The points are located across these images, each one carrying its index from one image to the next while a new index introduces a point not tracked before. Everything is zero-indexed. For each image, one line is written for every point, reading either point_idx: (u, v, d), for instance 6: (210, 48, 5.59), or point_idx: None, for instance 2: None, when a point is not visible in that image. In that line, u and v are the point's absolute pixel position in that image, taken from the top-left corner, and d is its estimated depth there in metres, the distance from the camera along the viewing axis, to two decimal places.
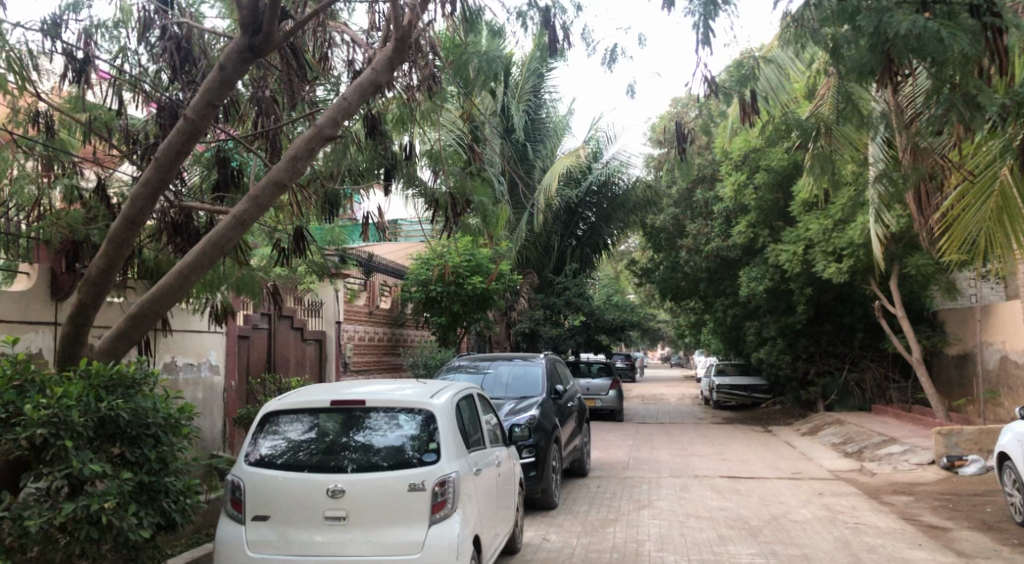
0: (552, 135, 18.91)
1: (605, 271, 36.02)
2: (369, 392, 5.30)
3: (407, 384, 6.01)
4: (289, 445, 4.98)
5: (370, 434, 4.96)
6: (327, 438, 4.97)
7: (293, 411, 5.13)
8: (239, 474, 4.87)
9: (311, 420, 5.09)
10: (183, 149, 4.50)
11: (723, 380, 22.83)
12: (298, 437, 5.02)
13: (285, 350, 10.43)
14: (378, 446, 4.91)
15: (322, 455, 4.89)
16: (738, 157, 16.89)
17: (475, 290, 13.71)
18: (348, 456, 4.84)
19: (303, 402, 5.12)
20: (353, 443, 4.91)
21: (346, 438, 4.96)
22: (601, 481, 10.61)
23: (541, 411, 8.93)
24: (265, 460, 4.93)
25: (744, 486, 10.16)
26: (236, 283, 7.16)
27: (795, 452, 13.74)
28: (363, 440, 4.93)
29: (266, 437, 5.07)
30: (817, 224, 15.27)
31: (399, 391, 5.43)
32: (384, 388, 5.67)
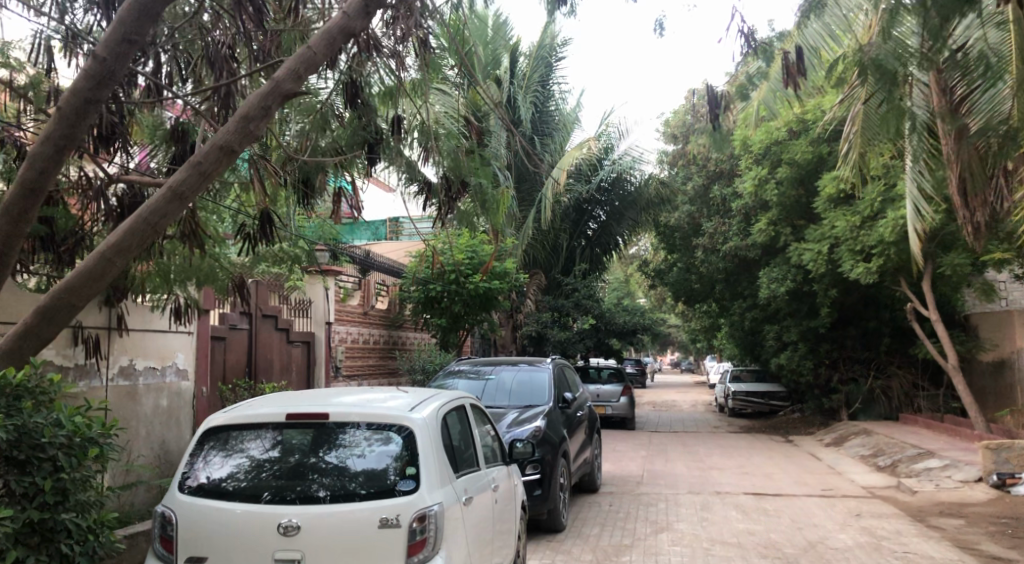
0: (560, 128, 18.01)
1: (615, 274, 35.10)
2: (344, 403, 4.38)
3: (389, 393, 5.09)
4: (243, 468, 4.07)
5: (343, 454, 4.05)
6: (291, 459, 4.07)
7: (251, 426, 4.23)
8: (179, 505, 3.96)
9: (274, 436, 4.18)
10: (93, 97, 4.00)
11: (738, 387, 21.82)
12: (255, 458, 4.11)
13: (268, 353, 9.56)
14: (353, 469, 4.00)
15: (283, 480, 3.99)
16: (758, 149, 15.95)
17: (478, 289, 12.80)
18: (316, 482, 3.94)
19: (261, 415, 4.20)
20: (323, 466, 4.01)
21: (314, 459, 4.05)
22: (614, 498, 9.65)
23: (547, 422, 8.01)
24: (213, 487, 4.03)
25: (772, 506, 9.19)
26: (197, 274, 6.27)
27: (821, 466, 12.74)
28: (336, 462, 4.02)
29: (215, 458, 4.16)
30: (843, 221, 14.32)
31: (381, 401, 4.51)
32: (362, 398, 4.75)
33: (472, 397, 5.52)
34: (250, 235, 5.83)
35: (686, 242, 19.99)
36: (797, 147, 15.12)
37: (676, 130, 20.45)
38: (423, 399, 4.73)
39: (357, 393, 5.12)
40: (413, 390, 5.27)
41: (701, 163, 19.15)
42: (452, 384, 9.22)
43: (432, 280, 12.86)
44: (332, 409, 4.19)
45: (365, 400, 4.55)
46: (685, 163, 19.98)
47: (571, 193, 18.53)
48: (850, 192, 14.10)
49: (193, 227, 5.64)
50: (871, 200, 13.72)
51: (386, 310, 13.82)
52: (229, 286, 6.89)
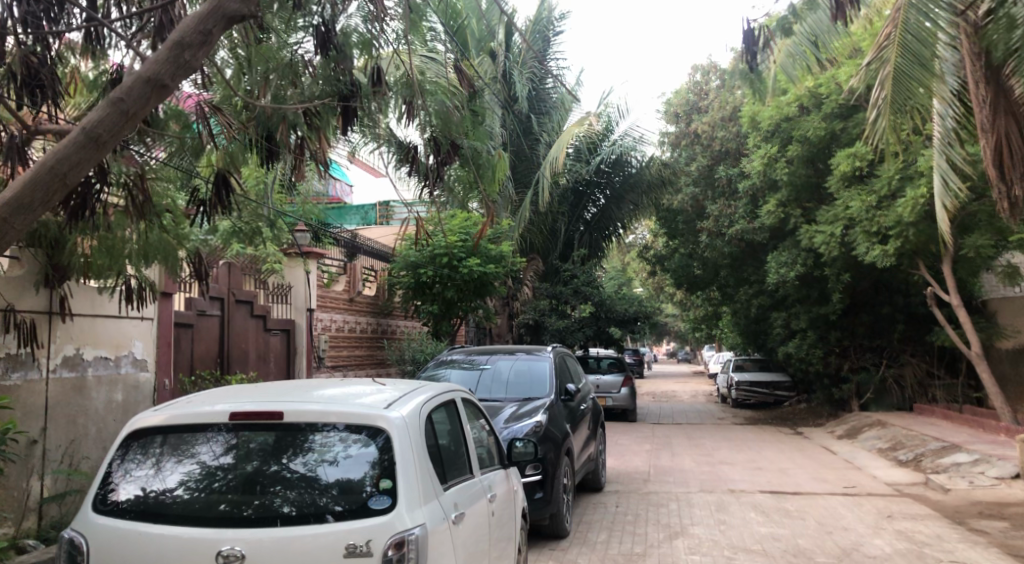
0: (558, 108, 17.24)
1: (612, 263, 34.34)
2: (312, 399, 3.55)
3: (363, 387, 4.26)
4: (186, 478, 3.25)
5: (312, 461, 3.24)
6: (247, 467, 3.25)
7: (194, 426, 3.38)
8: (105, 526, 3.15)
9: (224, 440, 3.35)
10: None
11: (742, 377, 21.10)
12: (201, 466, 3.28)
13: (242, 342, 8.79)
14: (325, 481, 3.19)
15: (238, 493, 3.18)
16: (767, 127, 15.17)
17: (472, 274, 12.00)
18: (278, 496, 3.15)
19: (207, 414, 3.35)
20: (287, 476, 3.20)
21: (275, 466, 3.24)
22: (621, 498, 8.89)
23: (550, 417, 7.23)
24: (148, 502, 3.22)
25: (793, 506, 8.46)
26: (143, 247, 5.39)
27: (838, 460, 12.01)
28: (302, 471, 3.21)
29: (150, 466, 3.33)
30: (858, 201, 13.53)
31: (355, 397, 3.68)
32: (332, 392, 3.92)
33: (463, 390, 4.71)
34: (205, 203, 5.00)
35: (689, 226, 19.22)
36: (808, 123, 14.37)
37: (679, 109, 19.57)
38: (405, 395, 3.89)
39: (326, 385, 4.28)
40: (391, 383, 4.44)
41: (705, 143, 18.32)
42: (444, 374, 8.41)
43: (423, 263, 12.07)
44: (296, 406, 3.35)
45: (335, 396, 3.72)
46: (688, 143, 19.14)
47: (570, 175, 17.74)
48: (866, 169, 13.35)
49: (135, 193, 4.83)
50: (888, 179, 12.98)
51: (374, 297, 13.00)
52: (188, 264, 6.06)
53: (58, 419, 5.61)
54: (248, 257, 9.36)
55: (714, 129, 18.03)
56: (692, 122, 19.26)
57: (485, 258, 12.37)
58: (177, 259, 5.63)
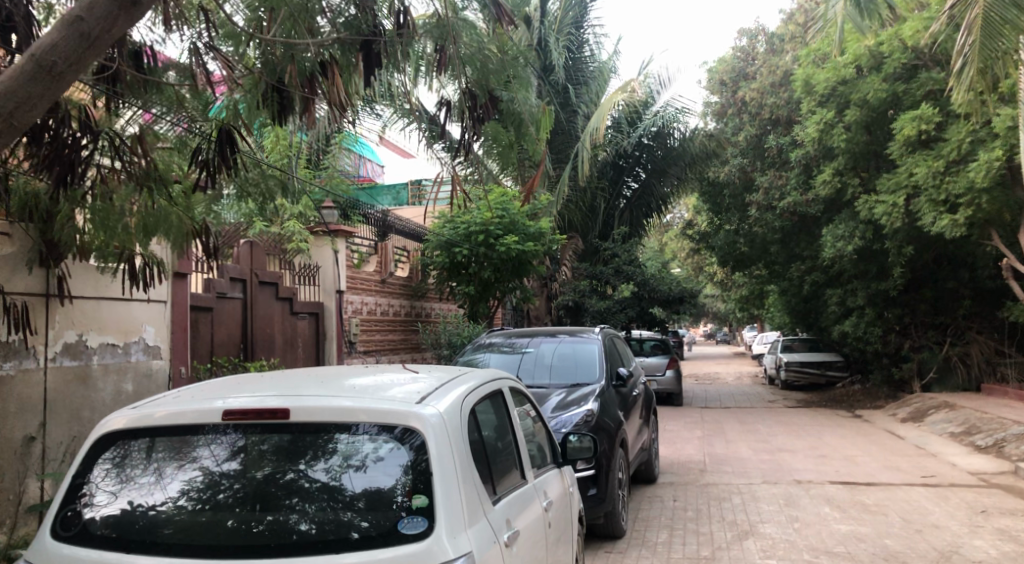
0: (597, 77, 16.40)
1: (652, 242, 33.31)
2: (329, 392, 2.86)
3: (390, 375, 3.56)
4: (184, 488, 2.62)
5: (336, 467, 2.59)
6: (254, 474, 2.60)
7: (188, 424, 2.69)
8: (84, 550, 2.51)
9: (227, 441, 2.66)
10: None
11: (793, 357, 20.09)
12: (197, 473, 2.63)
13: (266, 326, 8.30)
14: (350, 492, 2.55)
15: (246, 507, 2.55)
16: (822, 91, 14.02)
17: (510, 252, 11.29)
18: (295, 511, 2.51)
19: (205, 409, 2.68)
20: (304, 486, 2.56)
21: (290, 474, 2.58)
22: (678, 491, 8.16)
23: (601, 405, 6.60)
24: (136, 520, 2.59)
25: (870, 498, 7.60)
26: (141, 219, 4.75)
27: (909, 445, 11.02)
28: (322, 480, 2.57)
29: (135, 474, 2.67)
30: (924, 166, 12.30)
31: (382, 388, 2.99)
32: (355, 381, 3.23)
33: (509, 377, 4.00)
34: (206, 165, 4.39)
35: (736, 201, 18.18)
36: (868, 85, 13.23)
37: (725, 76, 18.38)
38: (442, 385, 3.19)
39: (345, 374, 3.59)
40: (424, 370, 3.75)
41: (754, 110, 17.12)
42: (483, 359, 7.75)
43: (457, 241, 11.41)
44: (310, 402, 2.66)
45: (358, 387, 3.03)
46: (735, 112, 17.97)
47: (610, 148, 16.86)
48: (934, 131, 12.22)
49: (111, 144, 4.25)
50: (958, 141, 11.85)
51: (407, 279, 12.36)
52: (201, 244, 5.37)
53: (60, 412, 5.13)
54: (272, 237, 8.79)
55: (761, 95, 16.86)
56: (738, 89, 18.11)
57: (523, 235, 11.65)
58: (183, 232, 5.04)
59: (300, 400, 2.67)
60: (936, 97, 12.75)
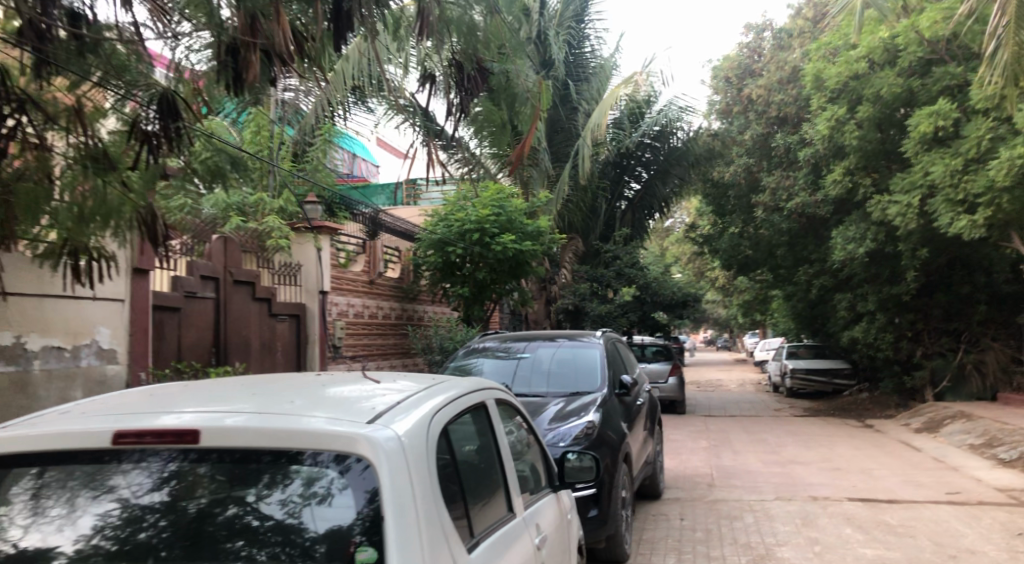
0: (598, 74, 15.88)
1: (654, 248, 32.77)
2: (276, 408, 2.27)
3: (349, 386, 2.97)
4: (100, 524, 2.04)
5: (293, 501, 2.01)
6: (188, 509, 2.03)
7: (104, 444, 2.08)
8: None
9: (155, 466, 2.06)
10: None
11: (799, 364, 19.47)
12: (113, 506, 2.05)
13: (242, 328, 7.74)
14: (312, 534, 1.99)
15: (177, 551, 1.97)
16: (833, 86, 13.43)
17: (506, 251, 10.71)
18: (240, 559, 1.95)
19: (128, 428, 2.09)
20: (253, 525, 2.00)
21: (232, 510, 2.02)
22: (685, 508, 7.56)
23: (604, 416, 6.03)
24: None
25: (894, 518, 6.96)
26: (76, 206, 4.40)
27: (927, 457, 10.36)
28: (275, 517, 2.01)
29: (40, 509, 2.08)
30: (940, 165, 11.69)
31: (339, 404, 2.40)
32: (308, 394, 2.64)
33: (495, 386, 3.41)
34: (150, 138, 3.95)
35: (741, 202, 17.62)
36: (881, 80, 12.65)
37: (731, 73, 17.81)
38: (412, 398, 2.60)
39: (297, 386, 3.00)
40: (392, 379, 3.17)
41: (761, 108, 16.58)
42: (475, 365, 7.16)
43: (451, 240, 10.84)
44: (253, 420, 2.08)
45: (311, 402, 2.45)
46: (741, 110, 17.39)
47: (611, 147, 16.32)
48: (950, 127, 11.64)
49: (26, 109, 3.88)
50: (977, 138, 11.25)
51: (397, 280, 11.77)
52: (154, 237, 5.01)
53: None
54: (249, 233, 8.20)
55: (768, 92, 16.32)
56: (744, 87, 17.51)
57: (521, 234, 11.10)
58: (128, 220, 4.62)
59: (240, 418, 2.09)
60: (953, 93, 12.19)
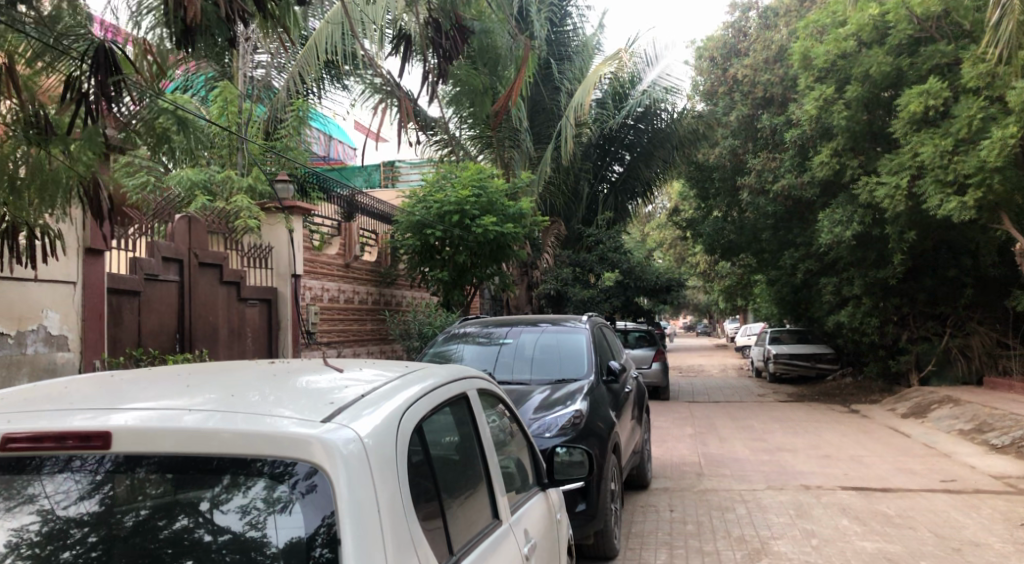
0: (581, 52, 15.51)
1: (636, 234, 32.59)
2: (230, 403, 1.89)
3: (306, 375, 2.57)
4: (16, 541, 1.66)
5: (252, 511, 1.63)
6: (125, 521, 1.64)
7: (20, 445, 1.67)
8: None
9: (83, 470, 1.67)
10: None
11: (782, 349, 19.34)
12: (32, 520, 1.67)
13: (207, 313, 7.29)
14: (274, 550, 1.61)
15: None
16: (821, 65, 13.20)
17: (487, 234, 10.35)
18: None
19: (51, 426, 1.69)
20: (205, 540, 1.62)
21: (182, 521, 1.63)
22: (673, 499, 7.28)
23: (591, 405, 5.70)
24: None
25: (891, 508, 6.73)
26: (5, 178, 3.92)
27: (917, 442, 10.21)
28: (232, 531, 1.63)
29: None
30: (929, 145, 11.50)
31: (295, 400, 2.01)
32: (260, 387, 2.24)
33: (474, 373, 3.03)
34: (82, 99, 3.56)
35: (726, 185, 17.38)
36: (870, 59, 12.41)
37: (715, 52, 17.53)
38: (376, 391, 2.20)
39: (251, 374, 2.60)
40: (359, 367, 2.78)
41: (747, 88, 16.29)
42: (455, 351, 6.79)
43: (430, 222, 10.44)
44: (201, 418, 1.69)
45: (264, 398, 2.05)
46: (726, 91, 17.11)
47: (595, 127, 15.97)
48: (940, 106, 11.42)
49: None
50: (968, 117, 11.02)
51: (374, 264, 11.34)
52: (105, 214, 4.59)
53: None
54: (216, 213, 7.74)
55: (754, 73, 16.06)
56: (729, 67, 17.22)
57: (501, 216, 10.74)
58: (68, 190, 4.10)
59: (186, 416, 1.70)
60: (942, 71, 11.99)
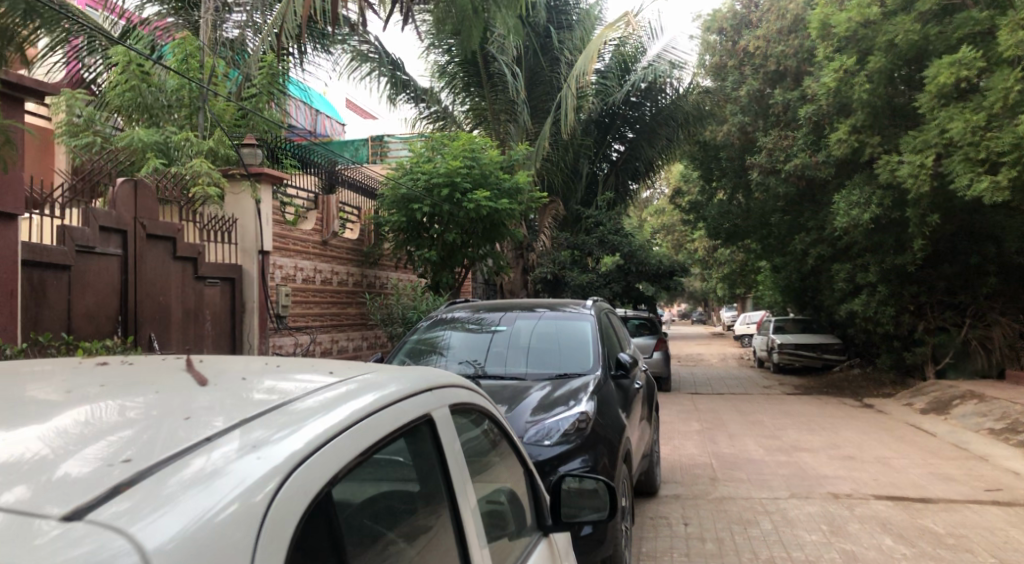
0: (582, 21, 14.50)
1: (633, 216, 31.57)
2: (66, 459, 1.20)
3: (198, 378, 1.73)
4: None
5: None
6: None
7: None
8: None
9: None
10: None
11: (787, 338, 18.52)
12: None
13: (157, 291, 6.34)
14: None
15: None
16: (842, 34, 12.18)
17: (480, 210, 9.45)
18: None
19: None
20: None
21: None
22: (687, 509, 6.41)
23: (599, 405, 4.81)
24: None
25: (938, 524, 5.88)
26: None
27: (945, 442, 9.39)
28: None
29: None
30: (959, 121, 10.57)
31: (148, 444, 1.28)
32: (122, 399, 1.52)
33: (444, 378, 2.10)
34: None
35: (734, 165, 16.38)
36: (896, 26, 11.41)
37: (724, 24, 16.47)
38: (280, 412, 1.46)
39: (151, 369, 1.83)
40: (278, 365, 1.93)
41: (758, 61, 15.27)
42: (441, 339, 5.90)
43: (418, 196, 9.47)
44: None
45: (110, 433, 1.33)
46: (735, 64, 16.11)
47: (596, 101, 15.07)
48: (973, 78, 10.47)
49: None
50: (1003, 91, 9.97)
51: (356, 241, 10.37)
52: None
53: None
54: (170, 177, 6.75)
55: (765, 45, 15.06)
56: (740, 39, 16.15)
57: (496, 191, 9.86)
58: None
59: None
60: (973, 41, 11.06)
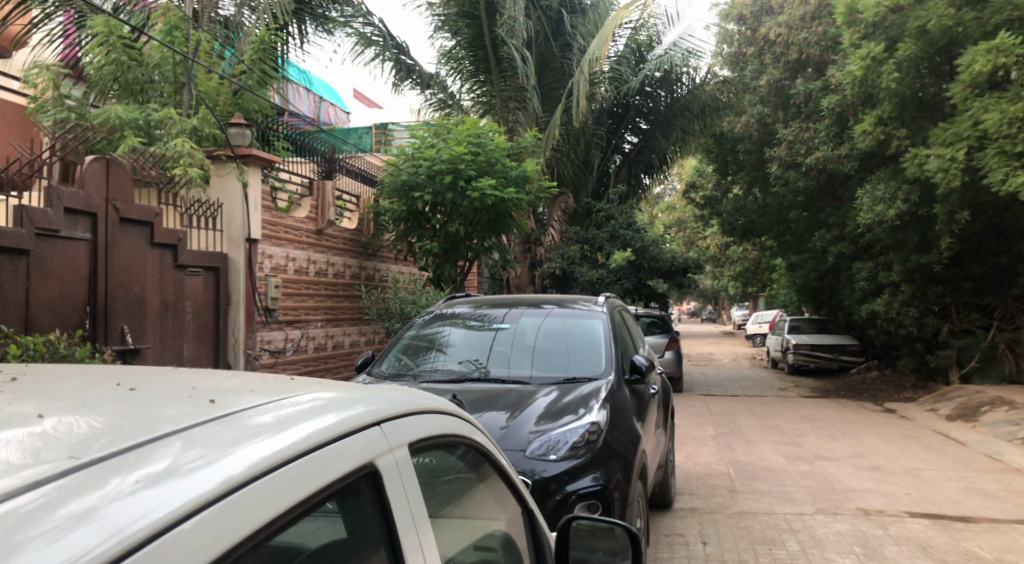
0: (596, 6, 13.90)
1: (644, 210, 30.90)
2: None
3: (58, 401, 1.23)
4: None
5: None
6: None
7: None
8: None
9: None
10: None
11: (803, 339, 17.89)
12: None
13: (130, 280, 5.84)
14: None
15: None
16: (870, 19, 11.53)
17: (485, 199, 8.93)
18: None
19: None
20: None
21: None
22: (705, 525, 5.86)
23: (612, 414, 4.27)
24: None
25: (982, 547, 5.34)
26: None
27: (977, 452, 8.82)
28: None
29: None
30: (995, 112, 9.95)
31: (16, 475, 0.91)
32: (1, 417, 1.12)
33: (416, 403, 1.59)
34: None
35: (751, 158, 15.78)
36: (928, 11, 10.77)
37: (744, 10, 15.81)
38: (219, 432, 1.10)
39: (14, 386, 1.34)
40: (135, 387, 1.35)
41: (779, 49, 14.61)
42: (439, 336, 5.37)
43: (420, 182, 8.95)
44: None
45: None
46: (755, 53, 15.47)
47: (609, 88, 14.48)
48: (1011, 66, 9.84)
49: None
50: None
51: (355, 231, 9.88)
52: None
53: None
54: (149, 156, 6.27)
55: (786, 33, 14.41)
56: (759, 26, 15.51)
57: (502, 179, 9.35)
58: None
59: None
60: (1011, 27, 10.41)
